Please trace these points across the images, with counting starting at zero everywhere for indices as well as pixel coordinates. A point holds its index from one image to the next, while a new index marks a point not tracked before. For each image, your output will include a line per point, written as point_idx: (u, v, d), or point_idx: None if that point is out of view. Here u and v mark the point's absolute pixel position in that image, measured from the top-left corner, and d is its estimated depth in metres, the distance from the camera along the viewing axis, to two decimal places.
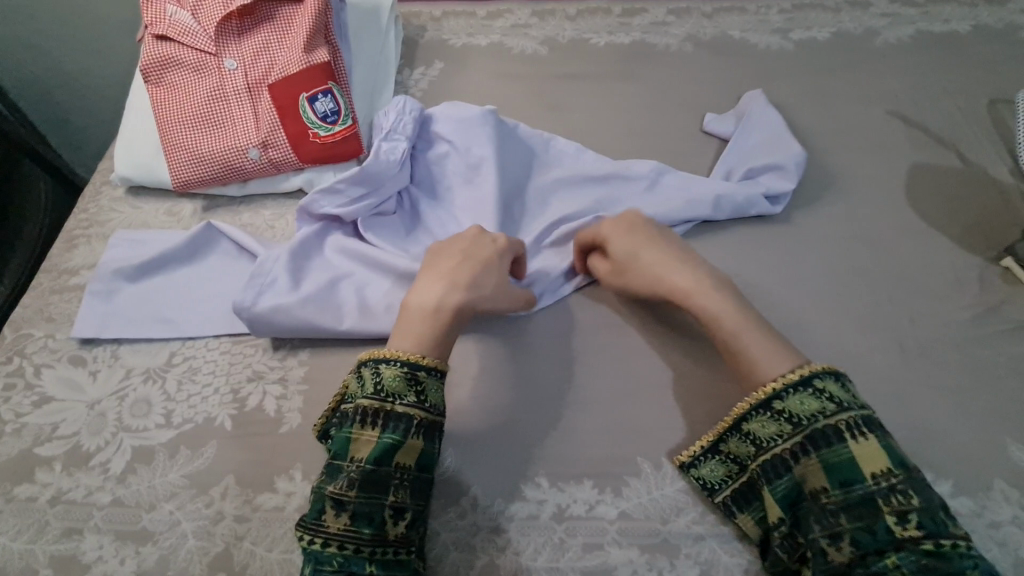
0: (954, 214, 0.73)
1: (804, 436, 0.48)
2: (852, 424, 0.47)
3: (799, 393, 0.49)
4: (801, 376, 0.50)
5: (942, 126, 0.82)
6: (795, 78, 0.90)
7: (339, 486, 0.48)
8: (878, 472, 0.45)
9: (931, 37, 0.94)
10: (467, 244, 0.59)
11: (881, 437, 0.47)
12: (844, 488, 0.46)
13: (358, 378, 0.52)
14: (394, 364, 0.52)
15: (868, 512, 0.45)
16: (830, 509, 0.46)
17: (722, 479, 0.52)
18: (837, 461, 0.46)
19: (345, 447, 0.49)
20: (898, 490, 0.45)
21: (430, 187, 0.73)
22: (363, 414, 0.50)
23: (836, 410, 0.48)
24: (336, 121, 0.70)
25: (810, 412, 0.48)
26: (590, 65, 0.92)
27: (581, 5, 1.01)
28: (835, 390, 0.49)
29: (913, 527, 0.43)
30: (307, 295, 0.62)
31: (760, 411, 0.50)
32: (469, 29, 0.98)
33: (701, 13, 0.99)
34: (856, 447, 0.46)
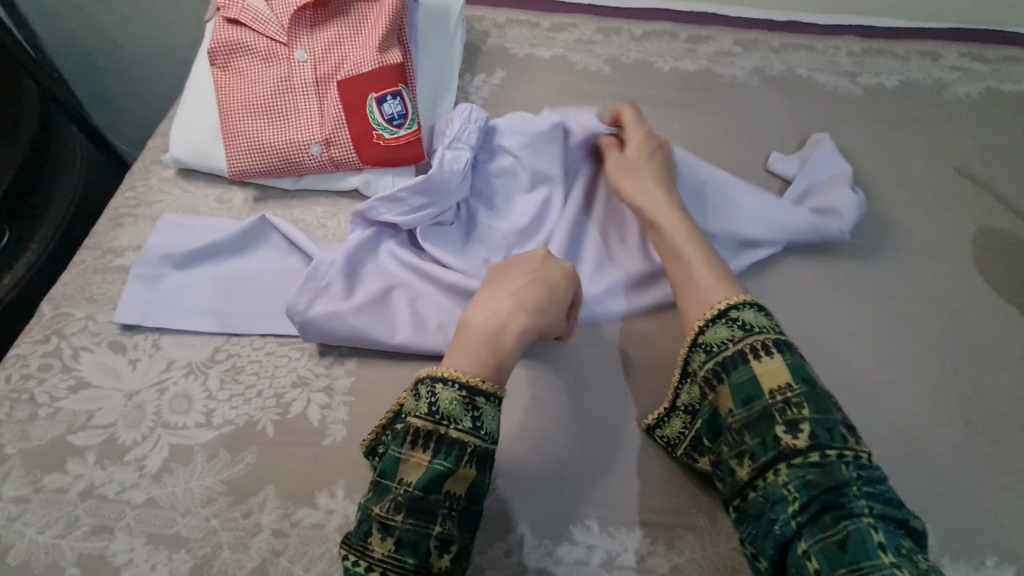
0: (1021, 284, 0.71)
1: (716, 363, 0.50)
2: (757, 346, 0.48)
3: (716, 324, 0.52)
4: (721, 307, 0.52)
5: (1010, 190, 0.81)
6: (861, 124, 0.88)
7: (385, 509, 0.46)
8: (776, 387, 0.46)
9: (1001, 96, 0.92)
10: (535, 265, 0.59)
11: (784, 354, 0.48)
12: (745, 406, 0.47)
13: (413, 395, 0.50)
14: (452, 385, 0.49)
15: (762, 425, 0.45)
16: (735, 429, 0.47)
17: (680, 431, 0.54)
18: (741, 381, 0.47)
19: (393, 467, 0.47)
20: (794, 404, 0.45)
21: (489, 200, 0.71)
22: (416, 436, 0.48)
23: (746, 334, 0.50)
24: (403, 125, 0.68)
25: (722, 339, 0.50)
26: (654, 88, 0.90)
27: (647, 26, 0.99)
28: (750, 317, 0.51)
29: (802, 435, 0.44)
30: (361, 303, 0.60)
31: (693, 350, 0.52)
32: (532, 39, 0.96)
33: (768, 47, 0.97)
34: (758, 366, 0.47)
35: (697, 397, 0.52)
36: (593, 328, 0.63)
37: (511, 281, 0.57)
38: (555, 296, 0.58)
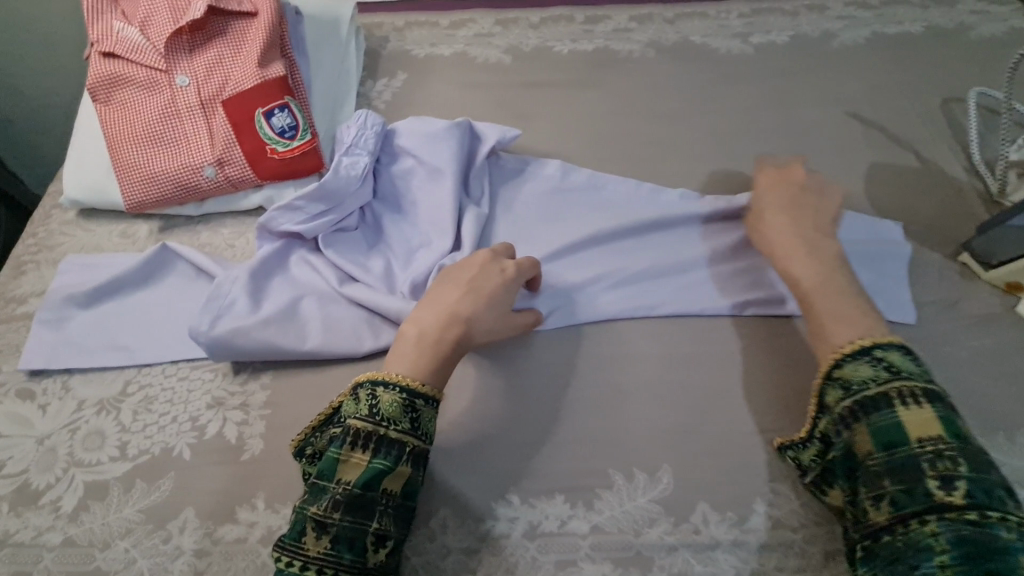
0: (913, 212, 0.74)
1: (853, 401, 0.49)
2: (905, 393, 0.47)
3: (856, 361, 0.50)
4: (863, 345, 0.51)
5: (899, 127, 0.84)
6: (756, 82, 0.91)
7: (322, 508, 0.46)
8: (925, 437, 0.45)
9: (885, 39, 0.96)
10: (477, 269, 0.57)
11: (942, 406, 0.47)
12: (888, 450, 0.46)
13: (352, 396, 0.50)
14: (393, 388, 0.50)
15: (911, 474, 0.44)
16: (877, 472, 0.46)
17: (813, 457, 0.52)
18: (885, 424, 0.47)
19: (332, 466, 0.47)
20: (946, 457, 0.44)
21: (394, 202, 0.72)
22: (356, 436, 0.48)
23: (891, 378, 0.48)
24: (295, 136, 0.69)
25: (866, 378, 0.49)
26: (555, 72, 0.92)
27: (544, 13, 1.01)
28: (899, 361, 0.50)
29: (959, 493, 0.43)
30: (266, 316, 0.61)
31: (825, 382, 0.51)
32: (432, 39, 0.97)
33: (663, 19, 1.00)
34: (910, 413, 0.47)
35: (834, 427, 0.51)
36: None
37: (447, 290, 0.56)
38: (494, 299, 0.56)
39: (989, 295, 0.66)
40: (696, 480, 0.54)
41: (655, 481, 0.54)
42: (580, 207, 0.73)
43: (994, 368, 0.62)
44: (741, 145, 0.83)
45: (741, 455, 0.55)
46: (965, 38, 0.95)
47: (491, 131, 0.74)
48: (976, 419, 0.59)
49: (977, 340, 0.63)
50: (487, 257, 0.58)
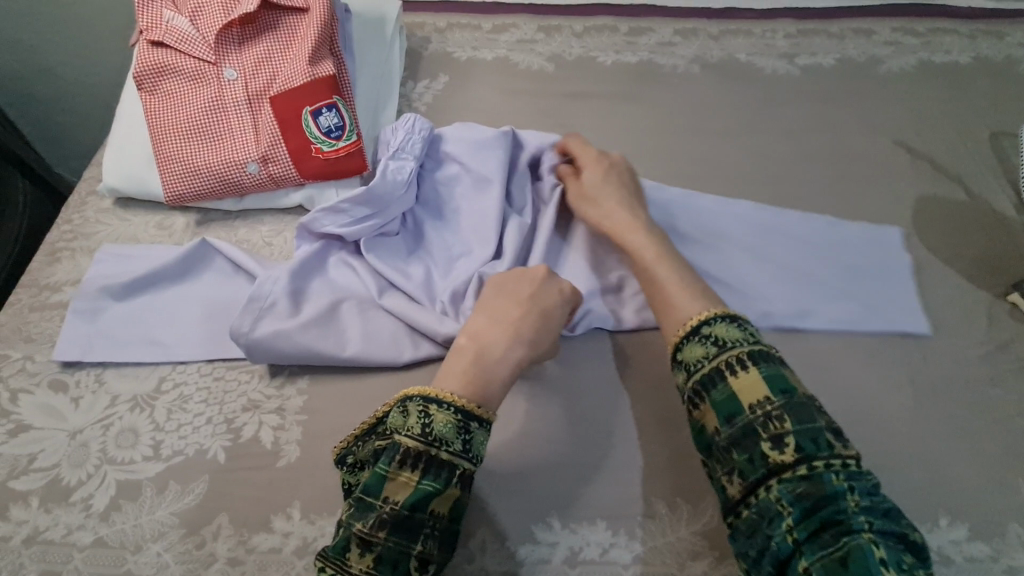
0: (961, 247, 0.73)
1: (694, 380, 0.49)
2: (733, 362, 0.48)
3: (690, 342, 0.51)
4: (693, 325, 0.52)
5: (947, 158, 0.83)
6: (801, 104, 0.89)
7: (367, 526, 0.45)
8: (755, 402, 0.46)
9: (932, 67, 0.95)
10: (535, 289, 0.57)
11: (765, 365, 0.48)
12: (729, 423, 0.47)
13: (401, 411, 0.49)
14: (446, 408, 0.48)
15: (750, 442, 0.45)
16: (724, 446, 0.46)
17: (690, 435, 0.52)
18: (724, 399, 0.47)
19: (379, 483, 0.46)
20: (774, 417, 0.45)
21: (437, 208, 0.71)
22: (407, 455, 0.47)
23: (719, 351, 0.49)
24: (341, 136, 0.67)
25: (698, 356, 0.50)
26: (597, 83, 0.91)
27: (587, 22, 1.00)
28: (724, 332, 0.51)
29: (789, 450, 0.44)
30: (307, 320, 0.60)
31: (673, 367, 0.52)
32: (474, 42, 0.96)
33: (707, 35, 0.99)
34: (740, 379, 0.48)
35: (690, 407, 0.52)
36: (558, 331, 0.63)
37: (506, 307, 0.56)
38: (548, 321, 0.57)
39: None
40: None
41: (699, 512, 0.53)
42: None
43: None
44: (785, 169, 0.82)
45: None
46: (1014, 72, 0.94)
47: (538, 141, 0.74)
48: None
49: None
50: (546, 274, 0.58)
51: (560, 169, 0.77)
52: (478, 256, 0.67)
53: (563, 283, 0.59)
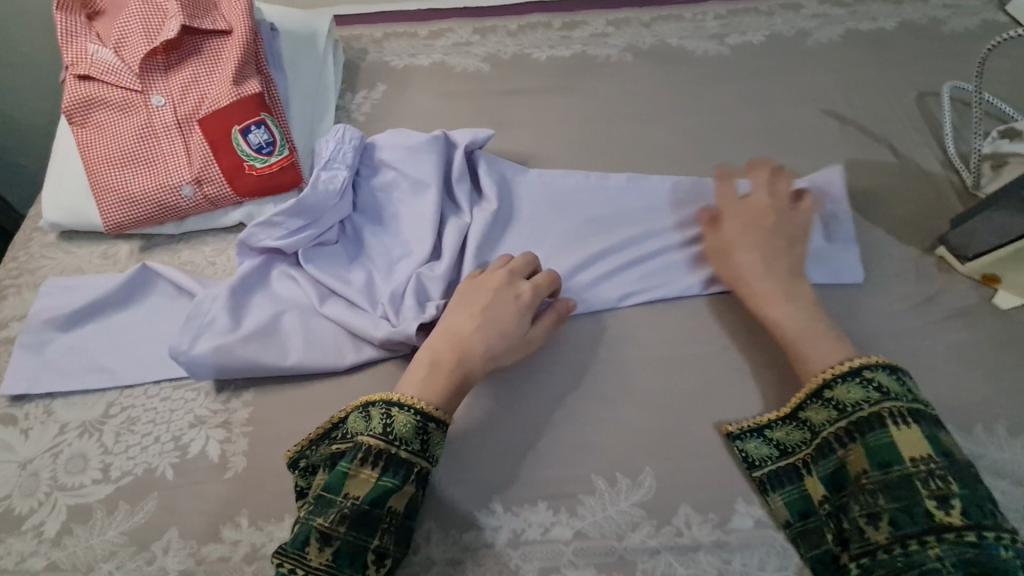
0: (889, 206, 0.75)
1: (849, 423, 0.50)
2: (896, 413, 0.49)
3: (847, 381, 0.52)
4: (852, 366, 0.53)
5: (875, 123, 0.85)
6: (732, 83, 0.91)
7: (328, 520, 0.46)
8: (918, 455, 0.47)
9: (860, 36, 0.97)
10: (487, 301, 0.57)
11: (873, 435, 0.49)
12: (883, 470, 0.47)
13: (363, 415, 0.52)
14: (407, 409, 0.51)
15: (905, 493, 0.46)
16: (870, 490, 0.47)
17: (766, 458, 0.55)
18: (880, 445, 0.48)
19: (339, 480, 0.48)
20: (869, 490, 0.47)
21: (375, 213, 0.72)
22: (368, 453, 0.49)
23: (883, 399, 0.50)
24: (272, 152, 0.69)
25: (857, 400, 0.51)
26: (533, 79, 0.93)
27: (522, 20, 1.02)
28: (846, 394, 0.52)
29: (956, 512, 0.44)
30: (247, 333, 0.61)
31: (812, 399, 0.54)
32: (411, 50, 0.98)
33: (639, 23, 1.01)
34: (844, 451, 0.50)
35: (794, 438, 0.55)
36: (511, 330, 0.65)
37: (460, 320, 0.57)
38: (508, 327, 0.56)
39: (967, 288, 0.67)
40: (677, 482, 0.55)
41: (637, 485, 0.54)
42: (571, 221, 0.72)
43: (971, 361, 0.62)
44: (720, 147, 0.83)
45: (720, 456, 0.56)
46: (939, 33, 0.96)
47: (470, 138, 0.74)
48: (956, 412, 0.59)
49: (955, 333, 0.64)
50: (499, 283, 0.59)
51: (498, 160, 0.77)
52: (417, 259, 0.68)
53: (517, 288, 0.58)
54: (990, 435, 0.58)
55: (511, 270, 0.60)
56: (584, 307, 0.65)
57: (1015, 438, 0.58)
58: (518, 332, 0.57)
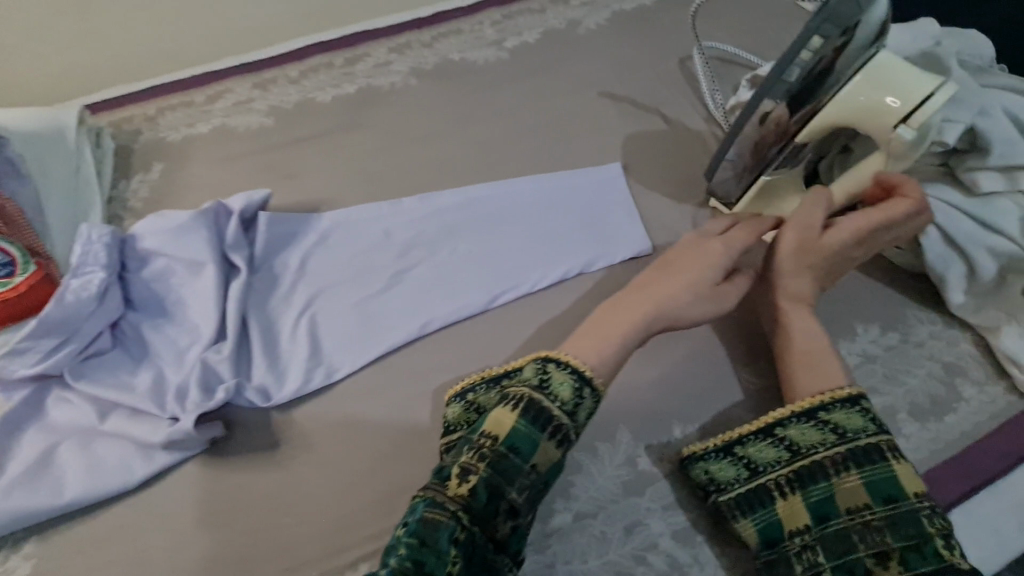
0: (663, 172, 0.80)
1: (848, 448, 0.49)
2: (893, 446, 0.50)
3: (845, 408, 0.51)
4: (852, 395, 0.52)
5: (645, 95, 0.90)
6: (515, 84, 0.94)
7: (536, 488, 0.48)
8: (918, 492, 0.48)
9: (624, 15, 1.03)
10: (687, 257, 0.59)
11: (875, 470, 0.48)
12: (889, 505, 0.47)
13: (554, 376, 0.51)
14: (594, 392, 0.52)
15: (910, 529, 0.46)
16: (874, 525, 0.47)
17: (733, 480, 0.52)
18: (878, 478, 0.48)
19: (532, 444, 0.48)
20: (875, 526, 0.47)
21: (153, 305, 0.67)
22: (568, 435, 0.50)
23: (879, 431, 0.50)
24: (15, 273, 0.63)
25: (858, 427, 0.50)
26: (320, 123, 0.91)
27: (303, 65, 1.00)
28: (846, 421, 0.51)
29: (957, 554, 0.45)
30: (13, 480, 0.55)
31: (801, 418, 0.51)
32: (188, 119, 0.93)
33: (421, 44, 1.02)
34: (841, 481, 0.49)
35: (772, 457, 0.51)
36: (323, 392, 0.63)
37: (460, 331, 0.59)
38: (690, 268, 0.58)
39: None
40: None
41: None
42: (375, 262, 0.72)
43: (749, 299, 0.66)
44: (508, 150, 0.85)
45: None
46: None
47: (241, 202, 0.72)
48: (742, 350, 0.63)
49: None
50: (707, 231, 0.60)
51: (281, 217, 0.74)
52: (205, 344, 0.64)
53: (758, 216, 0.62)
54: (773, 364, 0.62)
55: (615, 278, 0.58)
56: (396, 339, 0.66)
57: None
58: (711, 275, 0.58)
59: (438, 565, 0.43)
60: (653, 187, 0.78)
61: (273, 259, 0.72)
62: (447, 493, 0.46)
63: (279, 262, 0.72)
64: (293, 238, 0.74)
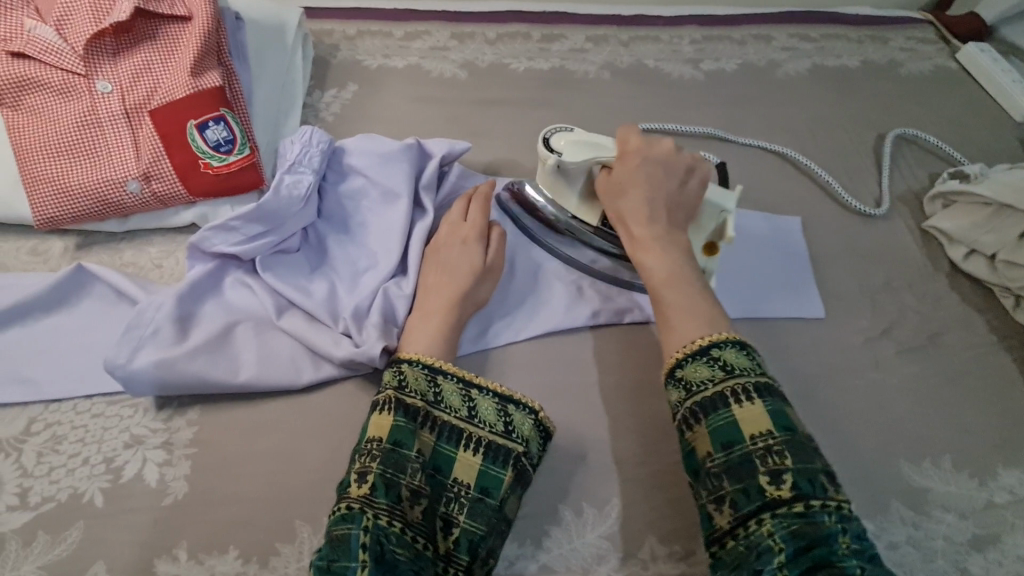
0: (848, 239, 0.77)
1: (694, 402, 0.48)
2: (739, 390, 0.47)
3: (695, 361, 0.49)
4: (702, 345, 0.50)
5: (837, 159, 0.88)
6: (705, 108, 0.93)
7: (413, 480, 0.48)
8: (757, 433, 0.45)
9: (826, 71, 1.00)
10: (439, 249, 0.63)
11: (716, 416, 0.46)
12: (725, 450, 0.45)
13: (408, 375, 0.52)
14: (487, 394, 0.53)
15: (744, 473, 0.44)
16: (715, 474, 0.45)
17: None
18: (723, 424, 0.46)
19: (406, 435, 0.49)
20: (714, 474, 0.45)
21: (341, 221, 0.68)
22: (453, 432, 0.51)
23: (726, 377, 0.48)
24: (232, 150, 0.64)
25: (703, 379, 0.48)
26: (509, 90, 0.91)
27: (501, 29, 1.00)
28: (694, 374, 0.49)
29: (786, 487, 0.43)
30: (193, 347, 0.56)
31: (669, 382, 0.50)
32: (385, 50, 0.94)
33: (618, 41, 1.01)
34: (692, 435, 0.48)
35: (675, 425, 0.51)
36: (485, 354, 0.63)
37: (459, 267, 0.61)
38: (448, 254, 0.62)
39: (917, 324, 0.70)
40: (642, 514, 0.54)
41: (603, 516, 0.54)
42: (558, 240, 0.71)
43: (923, 396, 0.65)
44: None
45: (686, 487, 0.56)
46: (897, 75, 1.01)
47: (441, 146, 0.72)
48: (908, 445, 0.61)
49: (906, 369, 0.66)
50: (457, 234, 0.64)
51: (471, 173, 0.75)
52: (384, 273, 0.64)
53: (462, 231, 0.64)
54: (937, 469, 0.60)
55: (450, 224, 0.65)
56: (564, 323, 0.65)
57: (960, 471, 0.60)
58: (474, 259, 0.62)
59: (345, 572, 0.43)
60: (839, 252, 0.76)
61: None
62: (352, 495, 0.47)
63: None
64: None
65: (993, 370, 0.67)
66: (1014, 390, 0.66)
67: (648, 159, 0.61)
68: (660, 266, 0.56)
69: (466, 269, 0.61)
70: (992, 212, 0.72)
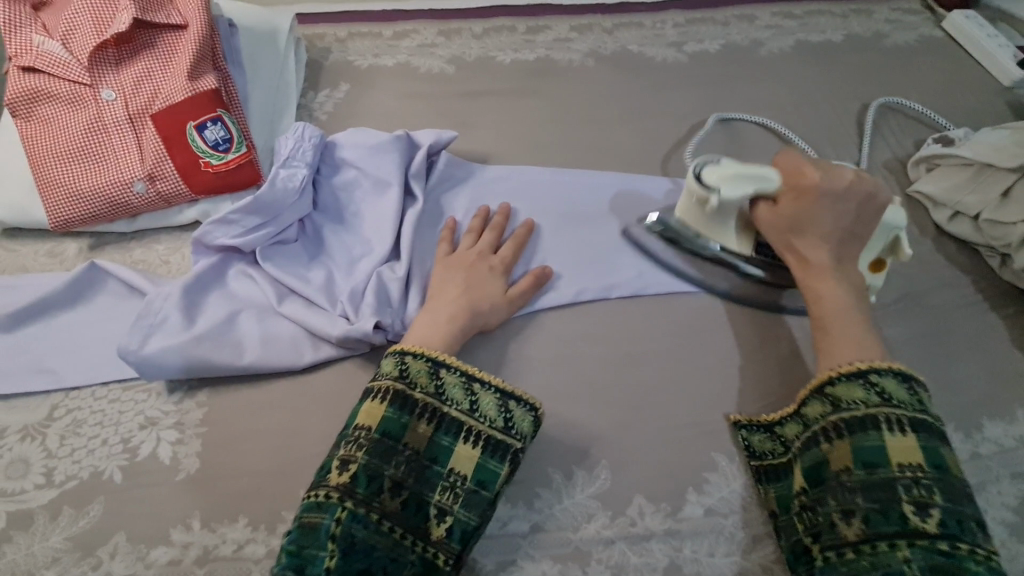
0: None
1: (841, 419, 0.51)
2: (893, 419, 0.50)
3: (849, 381, 0.52)
4: (859, 368, 0.52)
5: (821, 131, 0.89)
6: (689, 89, 0.95)
7: (399, 472, 0.51)
8: (905, 463, 0.48)
9: (809, 46, 1.01)
10: (466, 268, 0.64)
11: (863, 437, 0.50)
12: (867, 470, 0.49)
13: (411, 366, 0.54)
14: (489, 389, 0.55)
15: (885, 496, 0.47)
16: (849, 488, 0.49)
17: (768, 450, 0.57)
18: (866, 446, 0.49)
19: (397, 427, 0.52)
20: (847, 488, 0.49)
21: (335, 211, 0.71)
22: (454, 424, 0.53)
23: (881, 403, 0.50)
24: (229, 149, 0.68)
25: (857, 399, 0.51)
26: (496, 82, 0.94)
27: (487, 23, 1.03)
28: (846, 394, 0.52)
29: (932, 522, 0.46)
30: (199, 333, 0.60)
31: (812, 395, 0.54)
32: (375, 49, 0.97)
33: (602, 29, 1.03)
34: (829, 448, 0.51)
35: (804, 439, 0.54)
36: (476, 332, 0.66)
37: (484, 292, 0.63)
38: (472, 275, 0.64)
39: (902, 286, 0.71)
40: (629, 474, 0.57)
41: (593, 477, 0.56)
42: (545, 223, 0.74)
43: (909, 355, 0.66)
44: (676, 150, 0.86)
45: (672, 448, 0.58)
46: (881, 46, 1.02)
47: (429, 137, 0.75)
48: None
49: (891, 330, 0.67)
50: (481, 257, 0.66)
51: (458, 161, 0.77)
52: (376, 258, 0.67)
53: (492, 259, 0.66)
54: None
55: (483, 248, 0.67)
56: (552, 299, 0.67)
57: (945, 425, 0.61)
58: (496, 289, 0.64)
59: (315, 559, 0.47)
60: None
61: (443, 197, 0.75)
62: (332, 482, 0.50)
63: (449, 201, 0.75)
64: (463, 183, 0.76)
65: (980, 328, 0.68)
66: (1000, 345, 0.67)
67: (828, 195, 0.59)
68: (839, 296, 0.57)
69: (487, 295, 0.62)
70: (974, 172, 0.73)
